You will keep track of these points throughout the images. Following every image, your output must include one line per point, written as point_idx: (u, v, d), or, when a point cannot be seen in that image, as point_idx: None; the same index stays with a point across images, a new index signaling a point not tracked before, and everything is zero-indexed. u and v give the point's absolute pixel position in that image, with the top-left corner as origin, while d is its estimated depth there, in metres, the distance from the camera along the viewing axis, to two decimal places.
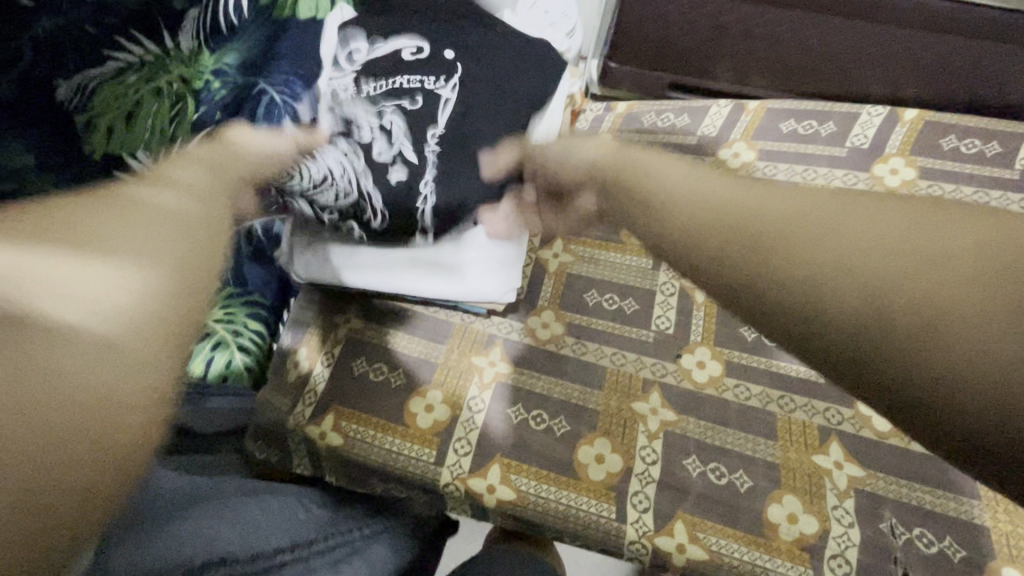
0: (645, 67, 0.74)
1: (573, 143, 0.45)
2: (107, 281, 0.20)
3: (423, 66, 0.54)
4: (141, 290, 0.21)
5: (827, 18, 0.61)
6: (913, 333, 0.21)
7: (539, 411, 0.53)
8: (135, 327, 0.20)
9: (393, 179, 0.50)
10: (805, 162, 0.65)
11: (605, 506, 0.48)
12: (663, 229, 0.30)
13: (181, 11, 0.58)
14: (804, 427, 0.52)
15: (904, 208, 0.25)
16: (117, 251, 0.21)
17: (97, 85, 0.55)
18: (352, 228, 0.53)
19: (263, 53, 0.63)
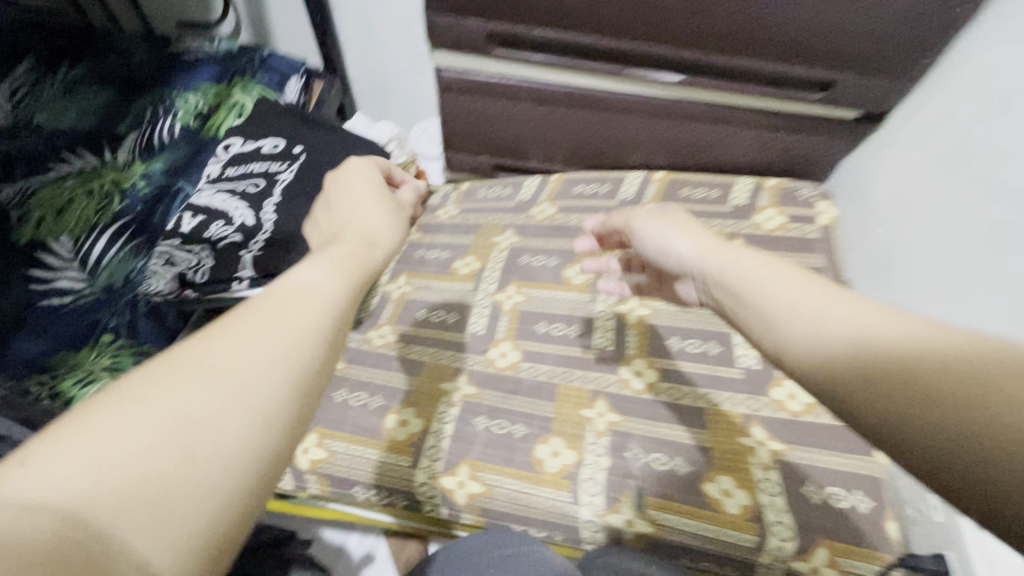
0: (476, 150, 0.96)
1: (670, 232, 0.54)
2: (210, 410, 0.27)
3: (278, 155, 0.74)
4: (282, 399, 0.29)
5: (576, 111, 0.84)
6: (938, 445, 0.27)
7: (359, 393, 0.63)
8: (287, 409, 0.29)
9: (226, 242, 0.65)
10: (589, 211, 0.86)
11: (403, 456, 0.58)
12: (780, 338, 0.38)
13: (123, 132, 1.02)
14: (578, 390, 0.64)
15: (969, 339, 0.29)
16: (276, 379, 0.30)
17: (43, 188, 0.91)
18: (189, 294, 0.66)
19: (184, 163, 0.98)
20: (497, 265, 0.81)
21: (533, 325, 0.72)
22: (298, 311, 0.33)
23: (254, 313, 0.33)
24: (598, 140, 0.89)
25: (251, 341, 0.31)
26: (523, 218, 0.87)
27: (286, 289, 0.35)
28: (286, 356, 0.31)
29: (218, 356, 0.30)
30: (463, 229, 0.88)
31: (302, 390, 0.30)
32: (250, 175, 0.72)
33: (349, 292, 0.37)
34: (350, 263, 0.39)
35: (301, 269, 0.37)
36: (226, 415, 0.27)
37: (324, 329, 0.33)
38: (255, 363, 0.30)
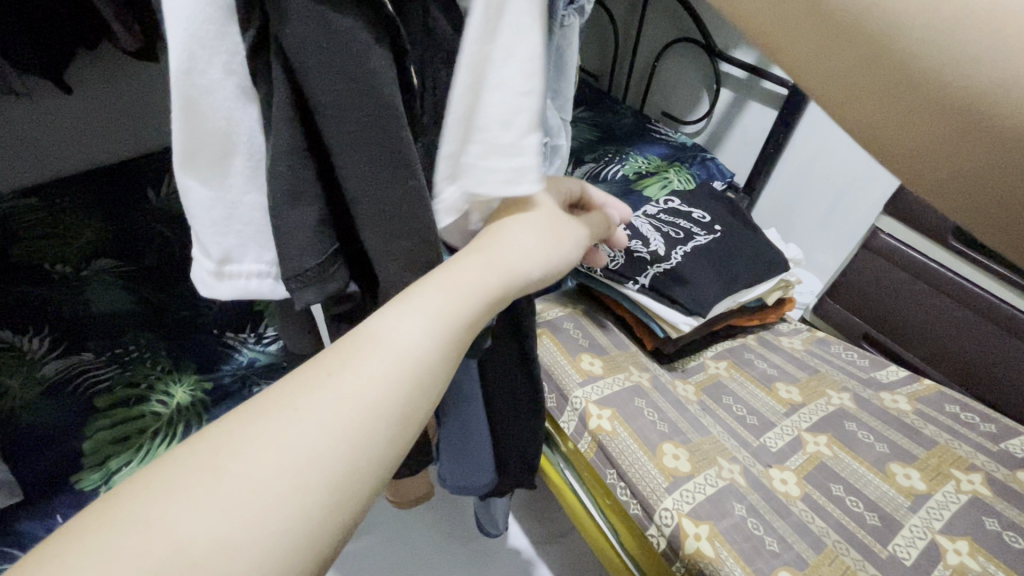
0: (855, 314, 1.02)
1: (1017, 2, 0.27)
2: (264, 480, 0.25)
3: (702, 224, 0.93)
4: (344, 461, 0.27)
5: (989, 330, 0.83)
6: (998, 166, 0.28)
7: (652, 410, 0.73)
8: (355, 474, 0.28)
9: (639, 254, 0.86)
10: (952, 434, 0.77)
11: (662, 477, 0.65)
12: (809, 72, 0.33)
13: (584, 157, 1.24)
14: (846, 567, 0.59)
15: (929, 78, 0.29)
16: (336, 443, 0.27)
17: None
18: (595, 272, 0.87)
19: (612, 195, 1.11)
20: (818, 411, 0.79)
21: (827, 481, 0.69)
22: (379, 375, 0.30)
23: (327, 370, 0.30)
24: (1003, 374, 0.83)
25: (318, 415, 0.28)
26: (870, 393, 0.83)
27: (369, 336, 0.32)
28: (365, 403, 0.29)
29: (270, 433, 0.27)
30: (799, 363, 0.89)
31: (363, 451, 0.28)
32: (675, 226, 0.92)
33: (444, 350, 0.33)
34: (455, 312, 0.35)
35: (397, 310, 0.33)
36: (302, 497, 0.26)
37: (401, 393, 0.31)
38: (312, 427, 0.27)
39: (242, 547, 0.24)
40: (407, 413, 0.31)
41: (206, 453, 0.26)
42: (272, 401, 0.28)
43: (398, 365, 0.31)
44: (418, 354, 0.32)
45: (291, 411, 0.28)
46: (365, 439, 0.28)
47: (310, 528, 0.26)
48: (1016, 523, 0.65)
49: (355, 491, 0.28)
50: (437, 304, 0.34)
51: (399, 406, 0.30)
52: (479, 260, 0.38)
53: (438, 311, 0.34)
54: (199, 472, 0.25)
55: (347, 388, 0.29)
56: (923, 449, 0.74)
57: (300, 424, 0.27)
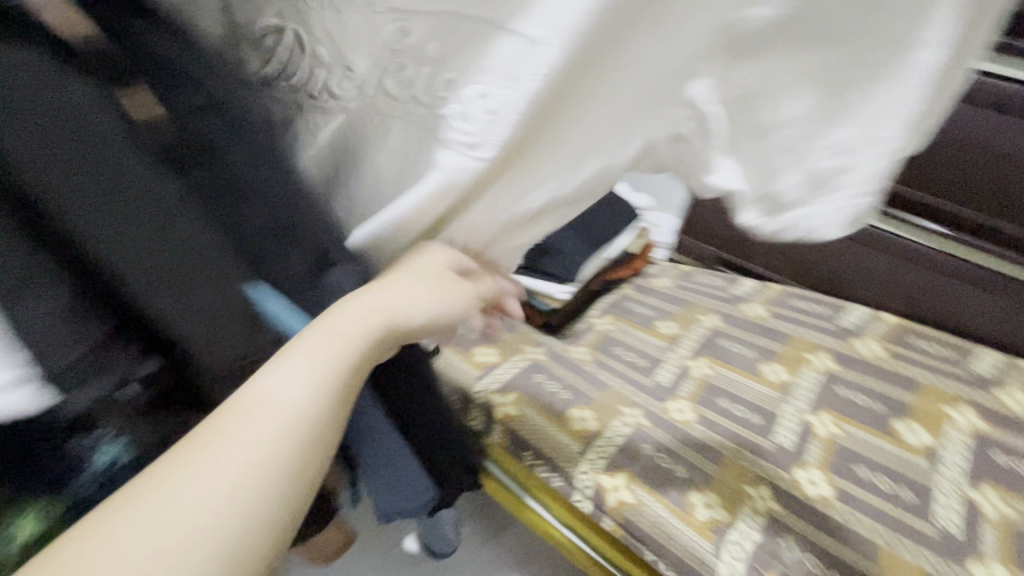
0: (706, 242, 1.13)
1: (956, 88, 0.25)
2: None
3: None
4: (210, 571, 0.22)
5: None
6: None
7: (552, 381, 0.75)
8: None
9: None
10: (800, 325, 0.88)
11: (574, 443, 0.67)
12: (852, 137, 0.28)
13: None
14: (744, 468, 0.66)
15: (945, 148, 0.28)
16: (196, 553, 0.22)
17: None
18: None
19: None
20: (695, 338, 0.87)
21: (714, 398, 0.76)
22: (258, 457, 0.25)
23: (183, 463, 0.24)
24: (825, 263, 0.98)
25: (168, 524, 0.22)
26: (733, 309, 0.93)
27: (242, 407, 0.26)
28: (237, 492, 0.24)
29: (116, 558, 0.21)
30: (671, 298, 0.97)
31: (237, 550, 0.23)
32: None
33: (338, 404, 0.28)
34: (343, 357, 0.29)
35: (273, 370, 0.27)
36: None
37: (290, 469, 0.25)
38: (164, 540, 0.22)
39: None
40: (297, 487, 0.26)
41: None
42: (107, 516, 0.22)
43: (274, 440, 0.25)
44: (302, 418, 0.27)
45: (133, 527, 0.22)
46: (242, 535, 0.23)
47: None
48: (859, 384, 0.77)
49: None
50: (322, 355, 0.28)
51: (289, 485, 0.25)
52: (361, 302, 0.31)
53: (321, 364, 0.28)
54: None
55: (209, 479, 0.24)
56: (781, 344, 0.84)
57: (147, 542, 0.22)
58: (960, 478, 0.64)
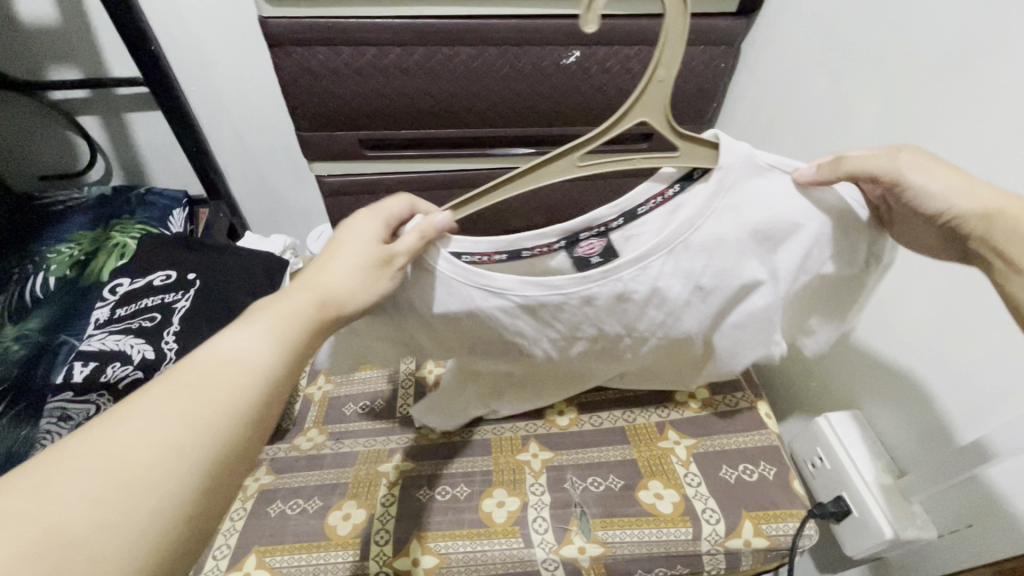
0: None
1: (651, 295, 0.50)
2: (132, 483, 0.27)
3: (171, 285, 0.75)
4: (207, 456, 0.30)
5: None
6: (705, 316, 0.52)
7: (295, 498, 0.62)
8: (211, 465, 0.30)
9: (128, 380, 0.65)
10: None
11: (351, 550, 0.57)
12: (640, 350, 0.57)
13: None
14: (511, 439, 0.67)
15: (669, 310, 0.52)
16: (196, 445, 0.30)
17: None
18: None
19: (64, 313, 0.92)
20: None
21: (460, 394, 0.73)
22: (221, 390, 0.32)
23: (179, 383, 0.31)
24: None
25: (182, 413, 0.30)
26: None
27: (209, 356, 0.33)
28: (220, 407, 0.31)
29: (134, 429, 0.29)
30: None
31: (231, 446, 0.31)
32: (145, 311, 0.72)
33: (284, 359, 0.35)
34: (295, 323, 0.37)
35: (236, 331, 0.35)
36: (175, 485, 0.28)
37: (243, 409, 0.32)
38: (174, 431, 0.29)
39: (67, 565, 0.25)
40: (248, 419, 0.32)
41: (56, 471, 0.27)
42: (133, 408, 0.30)
43: (263, 357, 0.34)
44: (266, 363, 0.34)
45: (150, 418, 0.29)
46: (211, 439, 0.30)
47: (186, 496, 0.29)
48: None
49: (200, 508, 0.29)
50: (275, 314, 0.37)
51: (245, 418, 0.32)
52: (307, 290, 0.39)
53: (273, 326, 0.36)
54: (56, 482, 0.26)
55: (205, 394, 0.31)
56: None
57: (165, 427, 0.29)
58: None
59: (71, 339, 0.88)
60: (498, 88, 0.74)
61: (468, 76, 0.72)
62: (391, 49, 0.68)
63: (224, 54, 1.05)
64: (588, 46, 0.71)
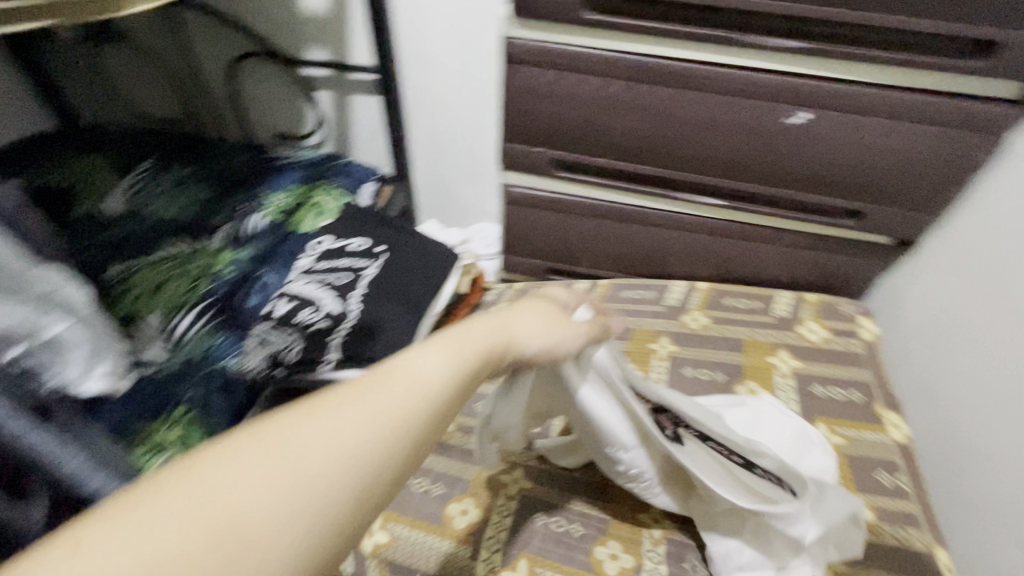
0: (528, 256, 1.01)
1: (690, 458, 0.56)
2: (292, 480, 0.27)
3: (363, 252, 0.85)
4: (369, 466, 0.29)
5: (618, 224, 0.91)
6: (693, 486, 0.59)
7: (421, 478, 0.66)
8: (367, 481, 0.29)
9: (317, 326, 0.75)
10: (637, 314, 0.89)
11: (464, 545, 0.59)
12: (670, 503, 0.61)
13: (217, 223, 1.12)
14: (633, 494, 0.64)
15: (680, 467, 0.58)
16: (359, 455, 0.29)
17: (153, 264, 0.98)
18: (277, 372, 0.74)
19: (268, 251, 1.09)
20: None
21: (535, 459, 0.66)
22: (394, 402, 0.32)
23: (356, 390, 0.32)
24: (643, 252, 0.94)
25: (356, 419, 0.30)
26: None
27: (397, 363, 0.34)
28: (390, 422, 0.31)
29: (310, 428, 0.29)
30: None
31: (389, 467, 0.30)
32: (338, 269, 0.82)
33: (458, 382, 0.36)
34: (467, 354, 0.38)
35: (421, 348, 0.36)
36: (331, 497, 0.27)
37: (411, 428, 0.32)
38: (343, 435, 0.29)
39: (232, 568, 0.24)
40: (414, 438, 0.31)
41: (227, 457, 0.27)
42: (314, 404, 0.30)
43: (436, 369, 0.35)
44: (434, 385, 0.34)
45: (327, 415, 0.30)
46: (374, 459, 0.29)
47: (341, 507, 0.27)
48: (698, 359, 0.81)
49: (354, 519, 0.28)
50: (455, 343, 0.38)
51: (405, 439, 0.31)
52: (495, 319, 0.44)
53: (449, 352, 0.37)
54: (222, 465, 0.26)
55: (381, 401, 0.31)
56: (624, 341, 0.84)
57: (341, 428, 0.29)
58: None
59: (270, 273, 1.03)
60: (706, 133, 0.72)
61: (681, 118, 0.72)
62: (620, 81, 0.70)
63: (447, 60, 1.16)
64: (821, 109, 0.67)
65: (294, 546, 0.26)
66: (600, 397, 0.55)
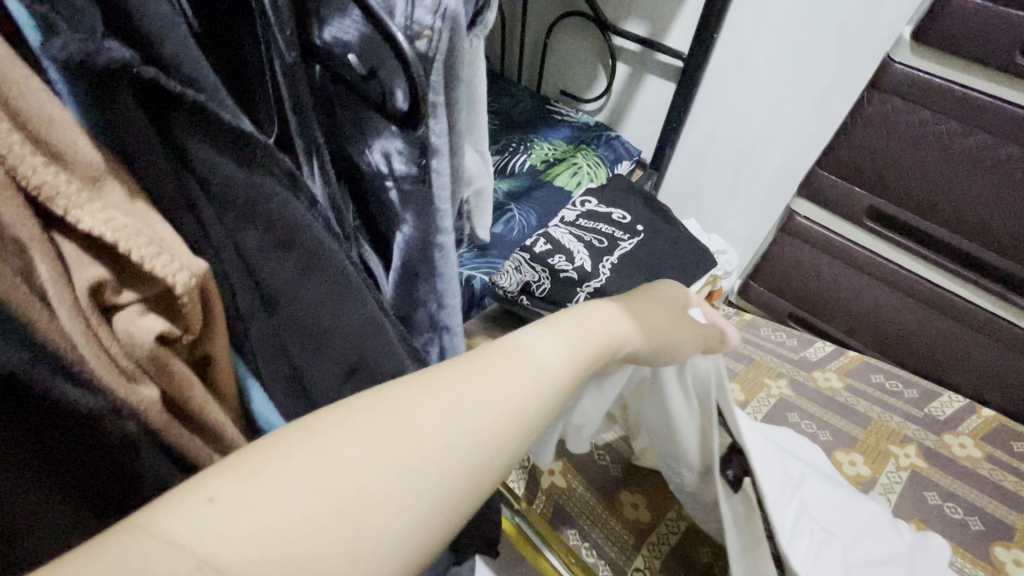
0: (774, 293, 1.02)
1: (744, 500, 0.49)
2: (419, 451, 0.24)
3: (623, 226, 0.88)
4: (493, 446, 0.26)
5: (906, 300, 0.84)
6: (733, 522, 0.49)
7: (602, 452, 0.68)
8: (491, 465, 0.26)
9: (565, 275, 0.81)
10: (884, 406, 0.77)
11: (627, 534, 0.60)
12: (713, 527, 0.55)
13: (489, 152, 1.21)
14: None
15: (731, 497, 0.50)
16: (485, 435, 0.26)
17: None
18: (521, 300, 0.81)
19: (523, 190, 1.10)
20: (762, 408, 0.76)
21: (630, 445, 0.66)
22: (518, 385, 0.29)
23: (475, 368, 0.29)
24: (920, 342, 0.85)
25: (478, 398, 0.27)
26: (804, 376, 0.82)
27: (509, 347, 0.32)
28: (513, 405, 0.28)
29: (434, 400, 0.26)
30: (734, 355, 0.84)
31: (506, 455, 0.27)
32: (597, 232, 0.87)
33: (571, 375, 0.34)
34: (583, 347, 0.36)
35: (535, 334, 0.34)
36: (453, 476, 0.24)
37: (529, 413, 0.29)
38: (470, 412, 0.26)
39: (357, 540, 0.21)
40: (530, 426, 0.29)
41: (344, 416, 0.24)
42: (433, 376, 0.28)
43: (543, 354, 0.33)
44: (554, 374, 0.32)
45: (454, 389, 0.27)
46: (493, 441, 0.27)
47: (462, 488, 0.25)
48: (954, 492, 0.67)
49: (471, 503, 0.25)
50: (571, 338, 0.36)
51: (525, 426, 0.28)
52: (610, 314, 0.42)
53: (565, 343, 0.35)
54: (342, 423, 0.24)
55: (503, 382, 0.29)
56: (860, 428, 0.74)
57: (469, 403, 0.27)
58: None
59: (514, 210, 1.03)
60: None
61: None
62: (1000, 143, 0.67)
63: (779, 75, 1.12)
64: None
65: (417, 524, 0.23)
66: (686, 406, 0.51)
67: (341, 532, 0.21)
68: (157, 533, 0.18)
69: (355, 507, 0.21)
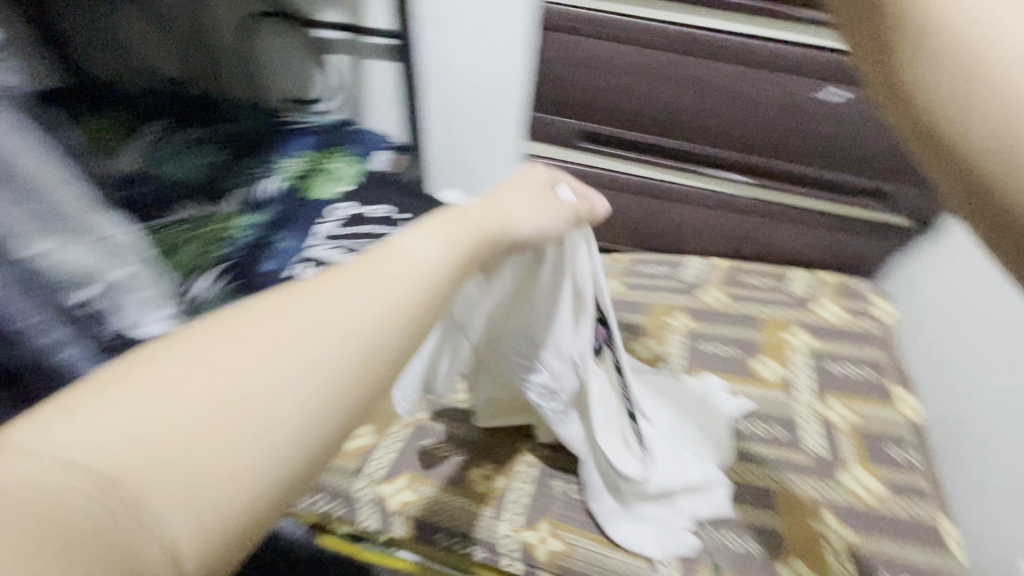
0: None
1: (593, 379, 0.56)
2: (264, 373, 0.22)
3: (383, 220, 0.88)
4: (357, 358, 0.25)
5: (640, 199, 0.97)
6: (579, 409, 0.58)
7: (442, 444, 0.67)
8: (359, 377, 0.24)
9: None
10: (654, 289, 0.90)
11: (486, 508, 0.61)
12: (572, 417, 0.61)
13: None
14: None
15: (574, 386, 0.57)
16: (344, 347, 0.24)
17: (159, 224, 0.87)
18: None
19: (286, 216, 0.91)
20: None
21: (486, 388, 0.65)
22: (389, 289, 0.27)
23: (342, 277, 0.27)
24: (663, 227, 1.00)
25: (331, 312, 0.25)
26: None
27: (387, 249, 0.30)
28: (380, 310, 0.26)
29: (280, 322, 0.24)
30: None
31: (376, 368, 0.25)
32: (360, 236, 0.86)
33: (455, 272, 0.32)
34: (464, 243, 0.34)
35: (410, 232, 0.32)
36: (313, 395, 0.23)
37: (405, 316, 0.27)
38: (325, 325, 0.25)
39: (198, 480, 0.20)
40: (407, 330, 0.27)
41: (175, 356, 0.22)
42: (284, 296, 0.26)
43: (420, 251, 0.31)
44: (434, 270, 0.30)
45: (303, 306, 0.25)
46: (358, 354, 0.25)
47: (319, 406, 0.23)
48: (717, 335, 0.82)
49: (339, 415, 0.24)
50: (454, 233, 0.34)
51: (405, 329, 0.27)
52: (478, 205, 0.40)
53: (446, 239, 0.33)
54: (173, 361, 0.22)
55: (370, 287, 0.27)
56: (643, 315, 0.85)
57: (325, 313, 0.25)
58: (812, 399, 0.73)
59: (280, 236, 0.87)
60: (732, 108, 0.84)
61: (708, 92, 0.84)
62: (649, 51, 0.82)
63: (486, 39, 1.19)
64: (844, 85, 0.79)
65: (299, 420, 0.22)
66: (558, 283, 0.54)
67: (175, 476, 0.19)
68: (28, 448, 0.19)
69: (186, 443, 0.20)
